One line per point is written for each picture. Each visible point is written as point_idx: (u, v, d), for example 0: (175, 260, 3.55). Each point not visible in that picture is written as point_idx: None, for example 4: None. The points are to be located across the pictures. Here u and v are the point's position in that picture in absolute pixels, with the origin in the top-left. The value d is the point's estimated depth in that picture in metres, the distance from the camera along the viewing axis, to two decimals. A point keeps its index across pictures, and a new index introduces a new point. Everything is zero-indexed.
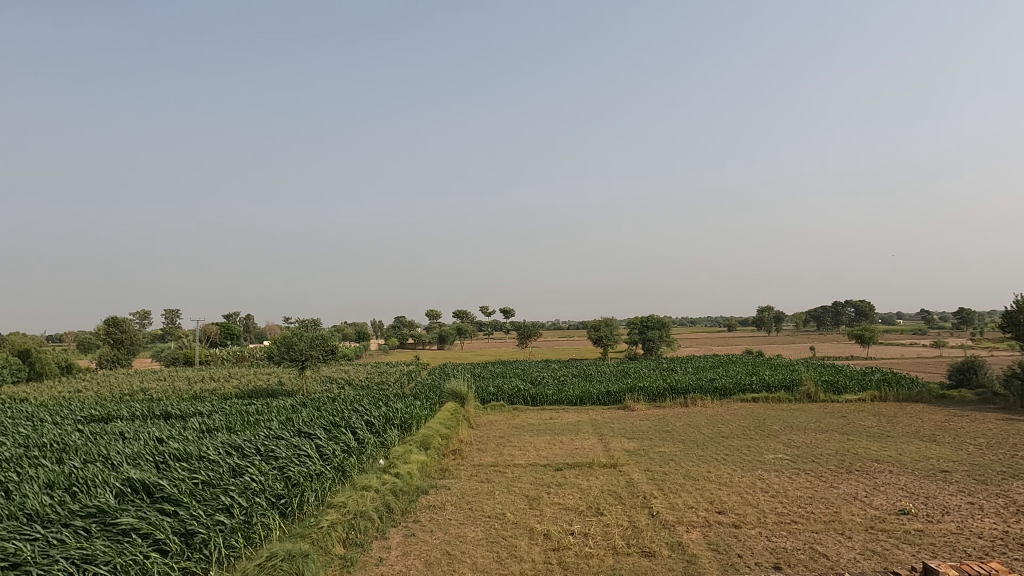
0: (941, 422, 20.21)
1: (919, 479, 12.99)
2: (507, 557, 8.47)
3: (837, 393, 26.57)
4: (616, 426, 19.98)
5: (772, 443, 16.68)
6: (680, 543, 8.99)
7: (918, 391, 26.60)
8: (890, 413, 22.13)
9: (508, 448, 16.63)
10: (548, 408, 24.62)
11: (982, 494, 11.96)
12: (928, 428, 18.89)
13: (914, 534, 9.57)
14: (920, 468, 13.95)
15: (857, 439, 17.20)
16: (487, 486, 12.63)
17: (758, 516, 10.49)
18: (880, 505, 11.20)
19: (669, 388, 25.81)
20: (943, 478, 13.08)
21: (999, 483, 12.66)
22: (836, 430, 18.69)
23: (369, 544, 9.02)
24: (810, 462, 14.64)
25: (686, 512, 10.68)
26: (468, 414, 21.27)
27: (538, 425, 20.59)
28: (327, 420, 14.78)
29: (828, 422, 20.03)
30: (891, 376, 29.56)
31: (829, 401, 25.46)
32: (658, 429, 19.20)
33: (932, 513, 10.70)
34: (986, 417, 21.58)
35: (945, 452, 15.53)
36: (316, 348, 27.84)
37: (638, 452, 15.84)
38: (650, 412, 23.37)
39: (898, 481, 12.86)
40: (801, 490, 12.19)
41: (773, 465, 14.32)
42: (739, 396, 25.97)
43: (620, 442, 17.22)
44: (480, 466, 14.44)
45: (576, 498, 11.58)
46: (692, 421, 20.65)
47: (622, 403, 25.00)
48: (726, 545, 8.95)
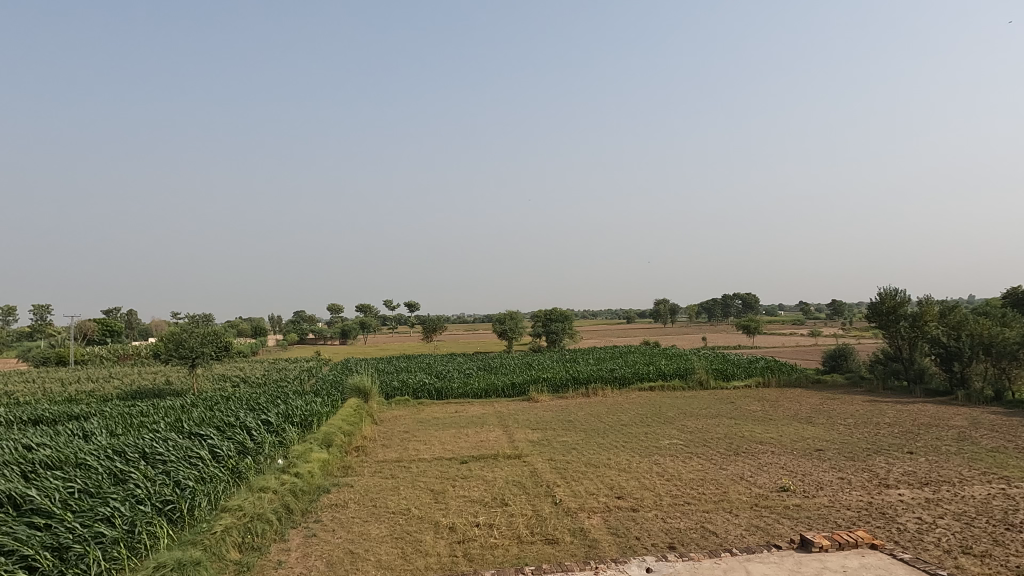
0: (816, 405, 21.95)
1: (797, 458, 14.06)
2: (412, 553, 8.41)
3: (726, 380, 28.28)
4: (520, 417, 20.31)
5: (667, 429, 17.51)
6: (582, 529, 9.28)
7: (797, 377, 28.79)
8: (772, 398, 23.79)
9: (412, 443, 16.48)
10: (453, 401, 24.62)
11: (850, 469, 13.13)
12: (804, 411, 20.49)
13: (792, 509, 10.37)
14: (798, 448, 15.09)
15: (743, 423, 18.37)
16: (392, 482, 12.47)
17: (654, 499, 11.01)
18: (763, 483, 12.05)
19: (572, 378, 26.47)
20: (817, 456, 14.24)
21: (864, 459, 13.94)
22: (725, 414, 19.88)
23: (266, 547, 8.69)
24: (701, 445, 15.50)
25: (587, 499, 11.03)
26: (372, 409, 20.88)
27: (444, 418, 20.57)
28: (220, 420, 14.05)
29: (718, 408, 21.30)
30: (774, 363, 31.78)
31: (718, 387, 27.05)
32: (561, 419, 19.67)
33: (807, 489, 11.63)
34: (854, 399, 23.66)
35: (819, 432, 16.91)
36: (208, 345, 26.35)
37: (542, 442, 16.16)
38: (553, 402, 23.92)
39: (778, 461, 13.88)
40: (693, 473, 12.90)
41: (668, 449, 15.06)
42: (636, 385, 27.06)
43: (524, 433, 17.49)
44: (384, 462, 14.23)
45: (481, 490, 11.69)
46: (593, 410, 21.31)
47: (527, 395, 25.40)
48: (624, 528, 9.32)
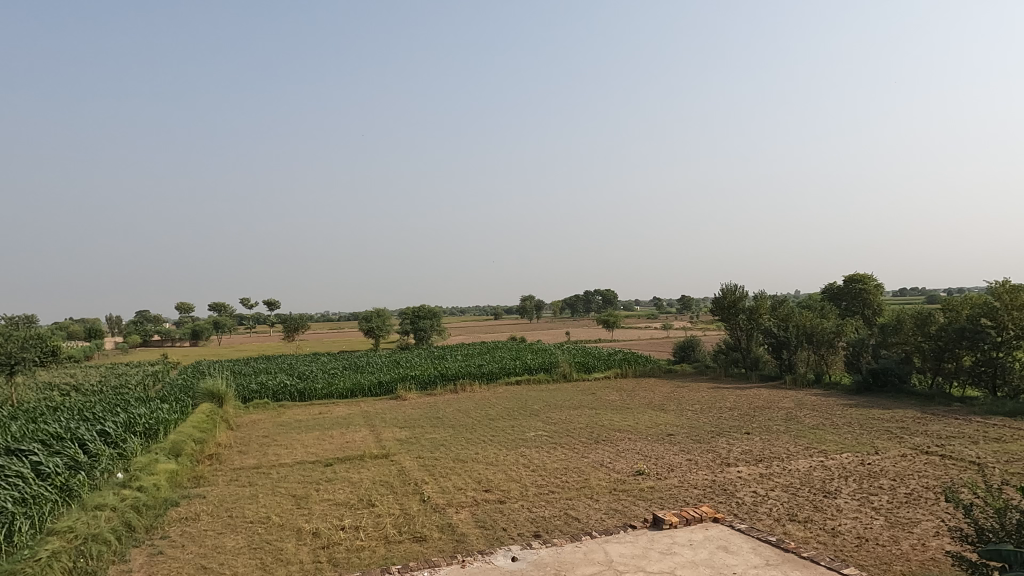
0: (668, 393, 23.58)
1: (651, 443, 15.03)
2: (272, 562, 8.02)
3: (588, 372, 29.61)
4: (388, 416, 20.00)
5: (533, 421, 18.02)
6: (450, 524, 9.33)
7: (651, 367, 30.77)
8: (629, 388, 25.24)
9: (272, 448, 15.65)
10: (316, 403, 23.73)
11: (697, 450, 14.25)
12: (657, 399, 21.94)
13: (647, 491, 11.08)
14: (652, 434, 16.14)
15: (603, 412, 19.34)
16: (249, 489, 11.80)
17: (521, 490, 11.30)
18: (621, 468, 12.76)
19: (440, 375, 26.46)
20: (669, 440, 15.32)
21: (709, 441, 15.20)
22: (587, 405, 20.81)
23: (104, 571, 7.89)
24: (564, 436, 16.11)
25: (455, 494, 11.10)
26: (227, 414, 19.61)
27: (307, 420, 19.78)
28: (45, 433, 12.54)
29: (580, 399, 22.24)
30: (630, 355, 33.71)
31: (581, 380, 28.26)
32: (430, 416, 19.59)
33: (660, 471, 12.48)
34: (700, 387, 25.68)
35: (671, 418, 18.20)
36: (30, 350, 23.40)
37: (410, 440, 16.02)
38: (422, 400, 23.78)
39: (634, 446, 14.76)
40: (558, 462, 13.39)
41: (533, 441, 15.51)
42: (503, 379, 27.59)
43: (392, 432, 17.24)
44: (241, 470, 13.43)
45: (346, 492, 11.38)
46: (461, 406, 21.45)
47: (394, 393, 25.05)
48: (492, 520, 9.48)
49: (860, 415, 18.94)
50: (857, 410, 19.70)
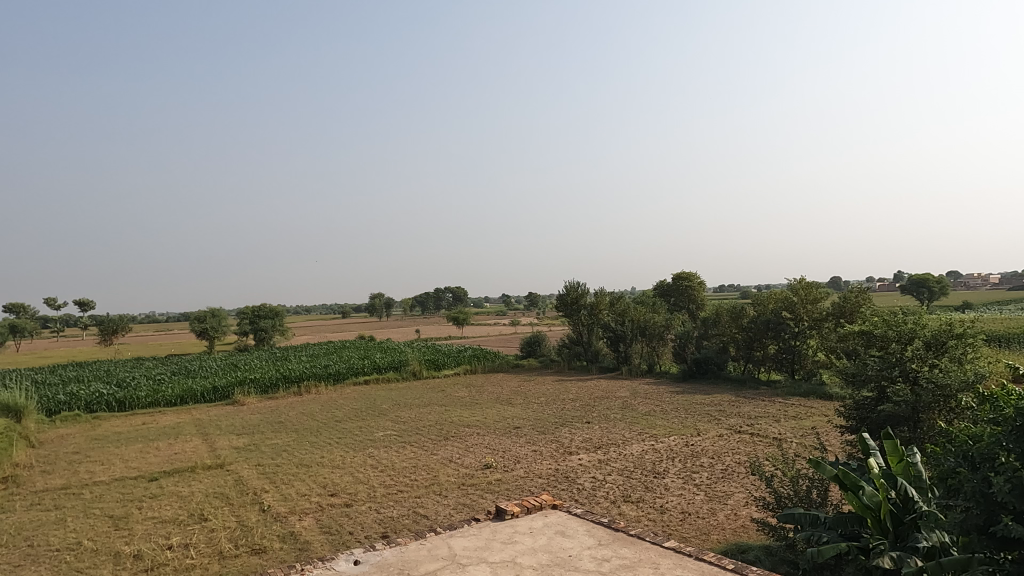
0: (515, 387, 24.27)
1: (498, 437, 15.41)
2: None
3: (438, 369, 29.67)
4: (223, 423, 18.67)
5: (381, 421, 17.73)
6: (293, 533, 8.93)
7: (499, 363, 31.51)
8: (478, 384, 25.65)
9: (84, 465, 13.99)
10: (139, 413, 21.58)
11: (542, 441, 14.84)
12: (505, 393, 22.52)
13: (494, 483, 11.35)
14: (499, 427, 16.54)
15: (453, 409, 19.49)
16: (57, 514, 10.48)
17: (368, 491, 11.08)
18: (469, 463, 12.96)
19: (283, 378, 25.18)
20: (516, 433, 15.79)
21: (553, 431, 15.88)
22: (436, 402, 20.85)
23: None
24: (413, 434, 16.03)
25: (298, 501, 10.64)
26: (26, 430, 17.20)
27: (127, 432, 17.90)
28: None
29: (429, 396, 22.22)
30: (479, 351, 34.26)
31: (430, 377, 28.27)
32: (270, 421, 18.58)
33: (507, 463, 12.84)
34: (545, 380, 26.73)
35: (517, 411, 18.77)
36: None
37: (248, 448, 15.08)
38: (262, 404, 22.48)
39: (483, 441, 15.04)
40: (406, 461, 13.30)
41: (382, 441, 15.25)
42: (351, 380, 26.85)
43: (228, 440, 16.11)
44: (46, 492, 11.87)
45: (175, 508, 10.48)
46: (306, 409, 20.56)
47: (231, 398, 23.44)
48: (337, 525, 9.21)
49: (685, 400, 20.77)
50: (683, 396, 21.58)
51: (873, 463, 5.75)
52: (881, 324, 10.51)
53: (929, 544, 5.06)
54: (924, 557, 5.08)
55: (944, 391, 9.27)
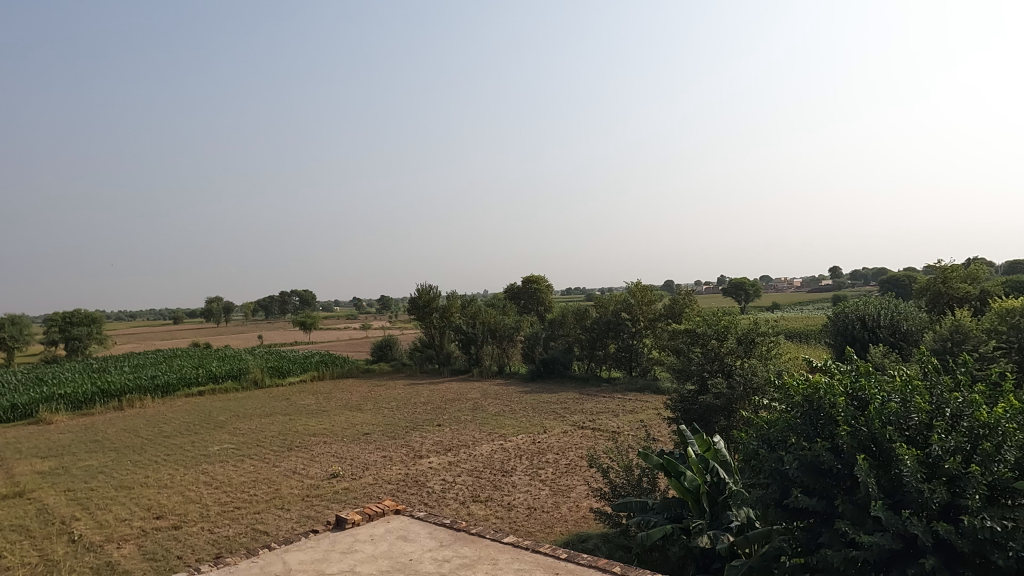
0: (364, 393, 23.72)
1: (346, 444, 14.98)
2: None
3: (281, 377, 28.19)
4: (24, 445, 16.40)
5: (217, 434, 16.51)
6: (109, 563, 8.06)
7: (349, 369, 30.60)
8: (325, 391, 24.74)
9: None
10: None
11: (392, 447, 14.63)
12: (354, 400, 21.93)
13: (341, 492, 11.02)
14: (347, 435, 16.08)
15: (297, 418, 18.64)
16: None
17: (200, 511, 10.28)
18: (315, 474, 12.46)
19: (100, 391, 22.62)
20: (364, 439, 15.44)
21: (403, 436, 15.73)
22: (280, 411, 19.82)
23: None
24: (254, 446, 15.12)
25: (117, 527, 9.62)
26: None
27: None
28: None
29: (272, 406, 21.08)
30: (327, 357, 33.05)
31: (273, 386, 26.82)
32: (84, 440, 16.61)
33: (355, 471, 12.50)
34: (396, 384, 26.39)
35: (366, 417, 18.35)
36: None
37: (56, 472, 13.37)
38: (74, 422, 20.04)
39: (329, 450, 14.54)
40: (245, 475, 12.51)
41: (217, 456, 14.22)
42: (183, 391, 24.75)
43: (29, 464, 14.17)
44: None
45: None
46: (128, 425, 18.63)
47: (35, 417, 20.65)
48: (163, 550, 8.45)
49: (532, 399, 21.51)
50: (531, 395, 22.32)
51: (692, 451, 6.36)
52: (703, 323, 11.61)
53: (741, 519, 5.67)
54: (736, 532, 5.66)
55: (753, 383, 10.47)
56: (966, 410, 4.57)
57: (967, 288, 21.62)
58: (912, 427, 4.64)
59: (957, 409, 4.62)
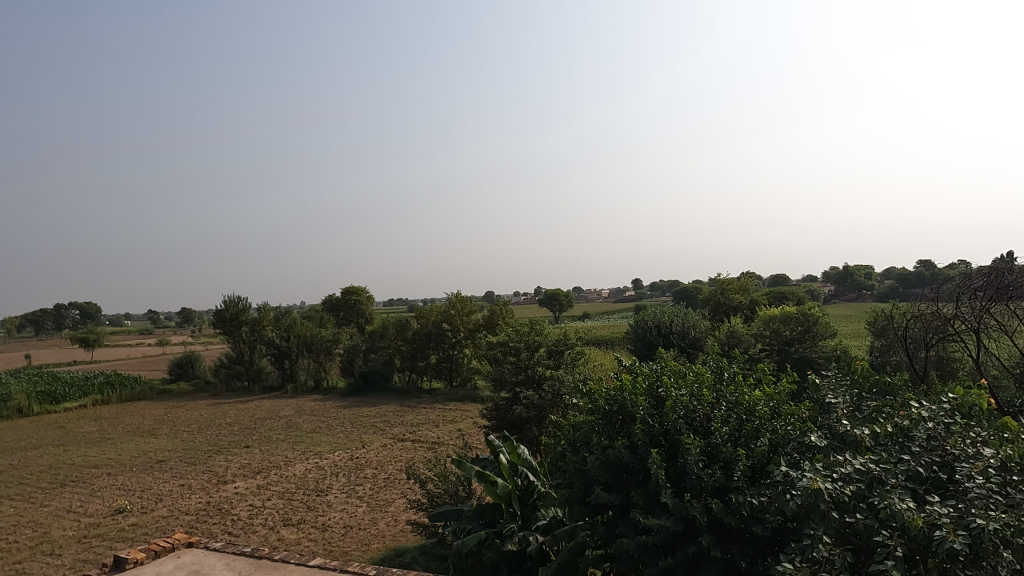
0: (160, 416, 21.40)
1: (136, 475, 13.37)
2: None
3: (55, 403, 24.46)
4: None
5: None
6: None
7: (141, 390, 27.42)
8: (112, 416, 21.92)
9: None
10: None
11: (191, 474, 13.33)
12: (147, 424, 19.67)
13: (128, 529, 9.80)
14: (137, 464, 14.36)
15: (74, 448, 16.26)
16: None
17: None
18: (95, 511, 10.95)
19: None
20: (158, 468, 13.90)
21: (205, 461, 14.40)
22: (51, 443, 17.16)
23: None
24: (16, 485, 12.92)
25: None
26: None
27: None
28: None
29: (41, 436, 18.20)
30: (114, 377, 29.29)
31: (44, 413, 23.18)
32: None
33: (146, 504, 11.20)
34: (199, 405, 24.14)
35: (161, 443, 16.54)
36: None
37: None
38: None
39: (115, 482, 12.87)
40: (4, 520, 10.64)
41: None
42: None
43: None
44: None
45: None
46: None
47: None
48: None
49: (351, 414, 20.86)
50: (350, 410, 21.64)
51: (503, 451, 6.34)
52: (516, 334, 12.11)
53: (549, 518, 5.79)
54: (543, 532, 5.68)
55: (561, 391, 11.14)
56: (735, 403, 5.23)
57: (740, 298, 24.87)
58: (694, 420, 5.19)
59: (729, 401, 5.25)
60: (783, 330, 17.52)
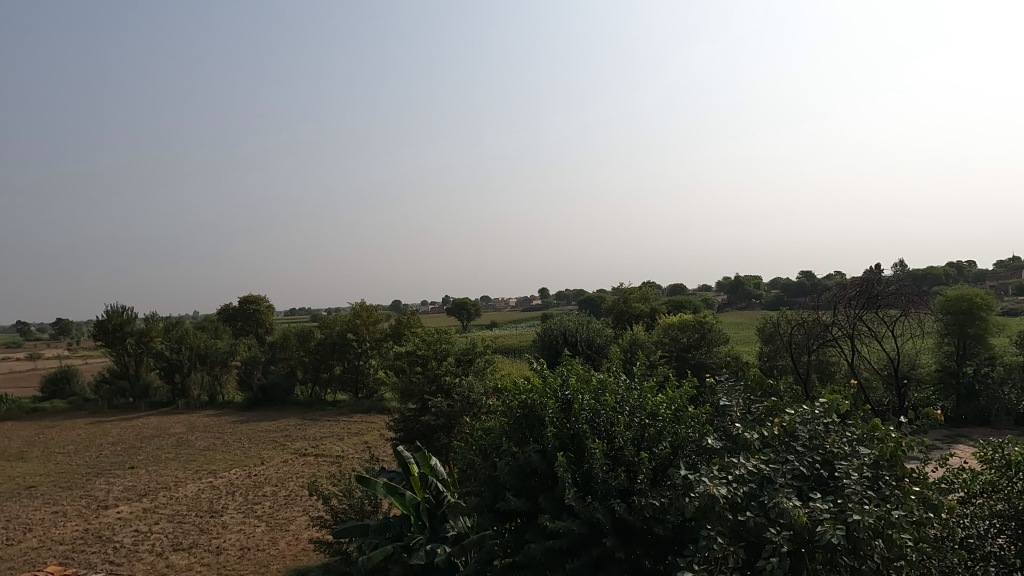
0: (30, 437, 19.52)
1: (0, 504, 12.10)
2: None
3: None
4: None
5: None
6: None
7: (7, 410, 24.94)
8: None
9: None
10: None
11: (67, 499, 12.23)
12: (14, 447, 17.88)
13: None
14: (2, 491, 13.00)
15: None
16: None
17: None
18: None
19: None
20: (28, 494, 12.66)
21: (83, 485, 13.26)
22: None
23: None
24: None
25: None
26: None
27: None
28: None
29: None
30: None
31: None
32: None
33: (12, 535, 10.16)
34: (76, 424, 22.23)
35: (31, 467, 15.08)
36: None
37: None
38: None
39: None
40: None
41: None
42: None
43: None
44: None
45: None
46: None
47: None
48: None
49: (249, 429, 19.89)
50: (248, 425, 20.63)
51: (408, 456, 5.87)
52: (423, 343, 11.99)
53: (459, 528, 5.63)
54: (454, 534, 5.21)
55: (470, 399, 11.16)
56: (638, 407, 5.42)
57: (641, 307, 25.85)
58: (600, 424, 5.33)
59: (632, 406, 5.43)
60: (680, 338, 18.37)
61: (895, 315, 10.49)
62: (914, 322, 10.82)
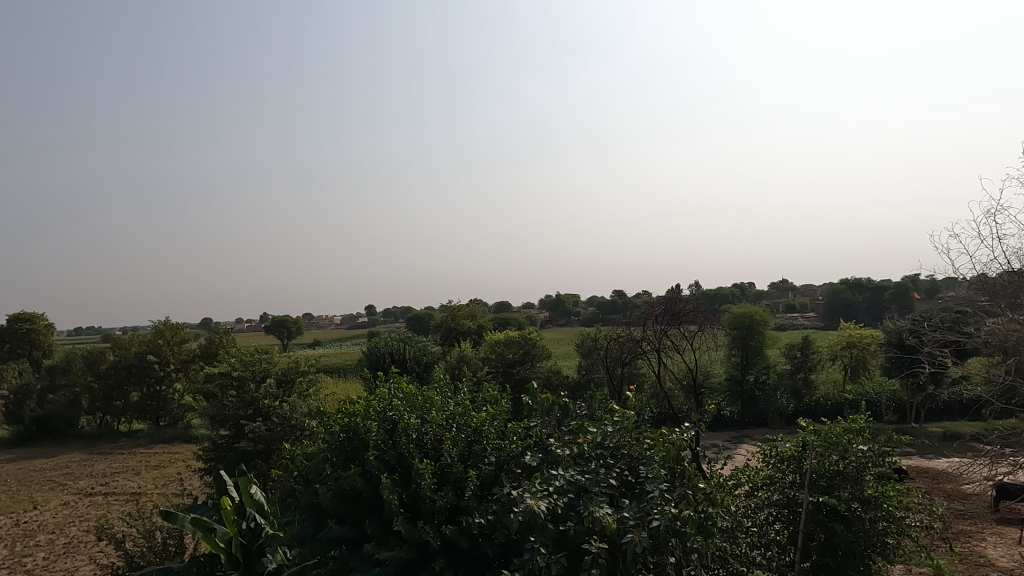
0: None
1: None
2: None
3: None
4: None
5: None
6: None
7: None
8: None
9: None
10: None
11: None
12: None
13: None
14: None
15: None
16: None
17: None
18: None
19: None
20: None
21: None
22: None
23: None
24: None
25: None
26: None
27: None
28: None
29: None
30: None
31: None
32: None
33: None
34: None
35: None
36: None
37: None
38: None
39: None
40: None
41: None
42: None
43: None
44: None
45: None
46: None
47: None
48: None
49: (18, 468, 17.00)
50: (16, 465, 17.65)
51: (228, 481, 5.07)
52: (239, 364, 11.15)
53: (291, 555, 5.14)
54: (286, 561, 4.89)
55: (292, 421, 10.54)
56: (464, 423, 5.47)
57: (468, 324, 26.27)
58: (426, 443, 5.31)
59: (458, 423, 5.48)
60: (506, 354, 18.94)
61: (694, 330, 11.68)
62: (708, 337, 12.17)
